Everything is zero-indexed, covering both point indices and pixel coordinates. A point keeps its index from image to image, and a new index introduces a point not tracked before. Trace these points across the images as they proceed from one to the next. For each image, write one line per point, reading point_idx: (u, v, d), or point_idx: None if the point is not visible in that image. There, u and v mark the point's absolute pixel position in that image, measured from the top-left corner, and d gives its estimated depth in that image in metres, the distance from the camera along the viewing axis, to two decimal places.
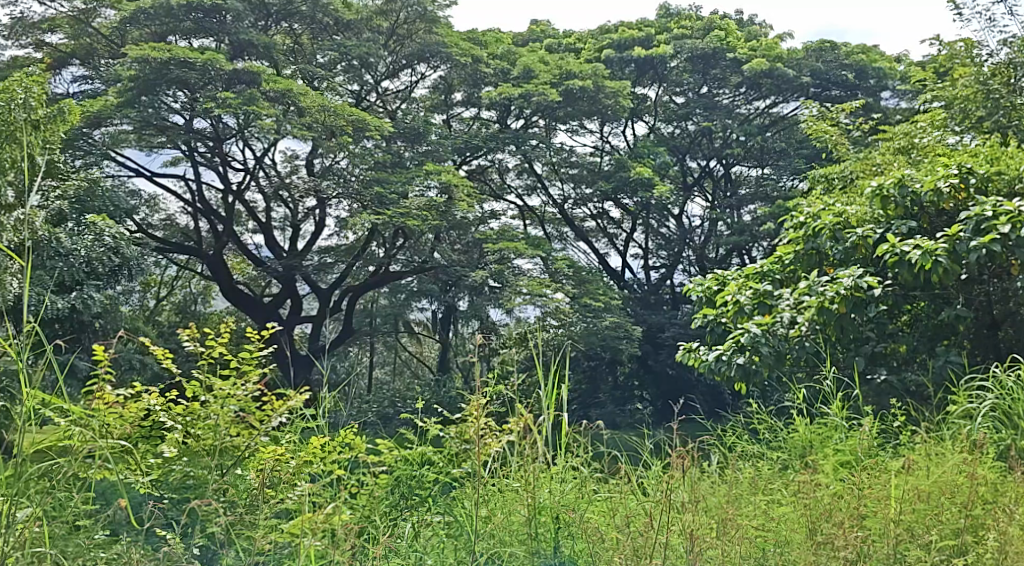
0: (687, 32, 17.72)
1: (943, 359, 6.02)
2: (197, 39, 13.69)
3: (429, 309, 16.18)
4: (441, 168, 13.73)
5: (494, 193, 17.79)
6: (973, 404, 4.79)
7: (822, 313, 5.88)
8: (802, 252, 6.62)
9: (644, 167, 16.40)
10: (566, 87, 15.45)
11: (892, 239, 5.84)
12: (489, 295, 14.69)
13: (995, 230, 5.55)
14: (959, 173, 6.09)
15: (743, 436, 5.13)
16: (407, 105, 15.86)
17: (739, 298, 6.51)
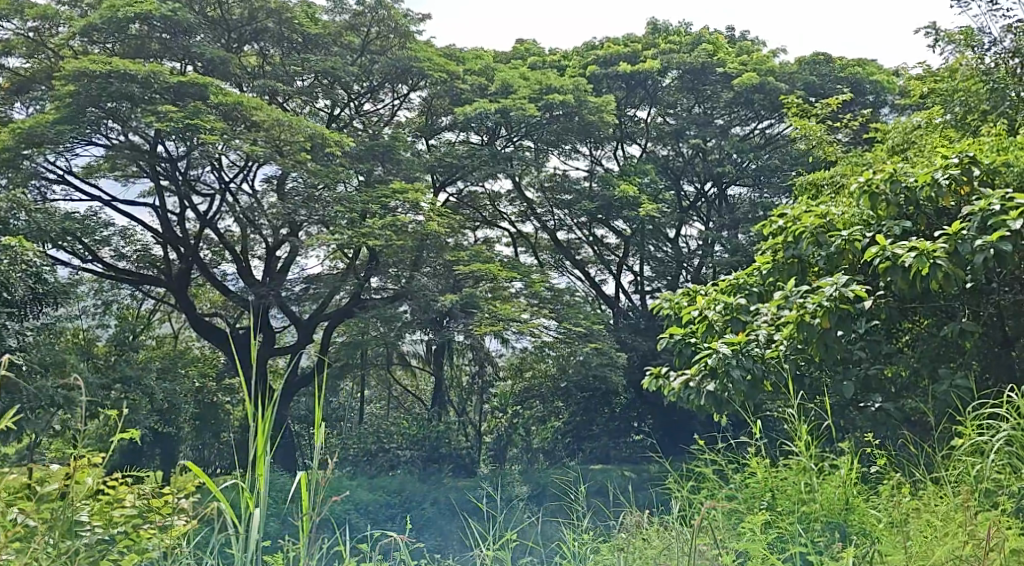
0: (675, 47, 16.88)
1: (948, 384, 5.15)
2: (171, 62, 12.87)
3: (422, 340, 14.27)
4: (408, 186, 12.81)
5: (486, 220, 17.00)
6: (983, 438, 3.96)
7: (802, 330, 5.06)
8: (782, 262, 5.80)
9: (630, 185, 15.58)
10: (546, 101, 14.50)
11: (882, 242, 4.99)
12: (463, 322, 13.60)
13: (1005, 226, 4.71)
14: (960, 163, 5.23)
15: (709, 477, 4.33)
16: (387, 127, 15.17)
17: (709, 316, 5.68)
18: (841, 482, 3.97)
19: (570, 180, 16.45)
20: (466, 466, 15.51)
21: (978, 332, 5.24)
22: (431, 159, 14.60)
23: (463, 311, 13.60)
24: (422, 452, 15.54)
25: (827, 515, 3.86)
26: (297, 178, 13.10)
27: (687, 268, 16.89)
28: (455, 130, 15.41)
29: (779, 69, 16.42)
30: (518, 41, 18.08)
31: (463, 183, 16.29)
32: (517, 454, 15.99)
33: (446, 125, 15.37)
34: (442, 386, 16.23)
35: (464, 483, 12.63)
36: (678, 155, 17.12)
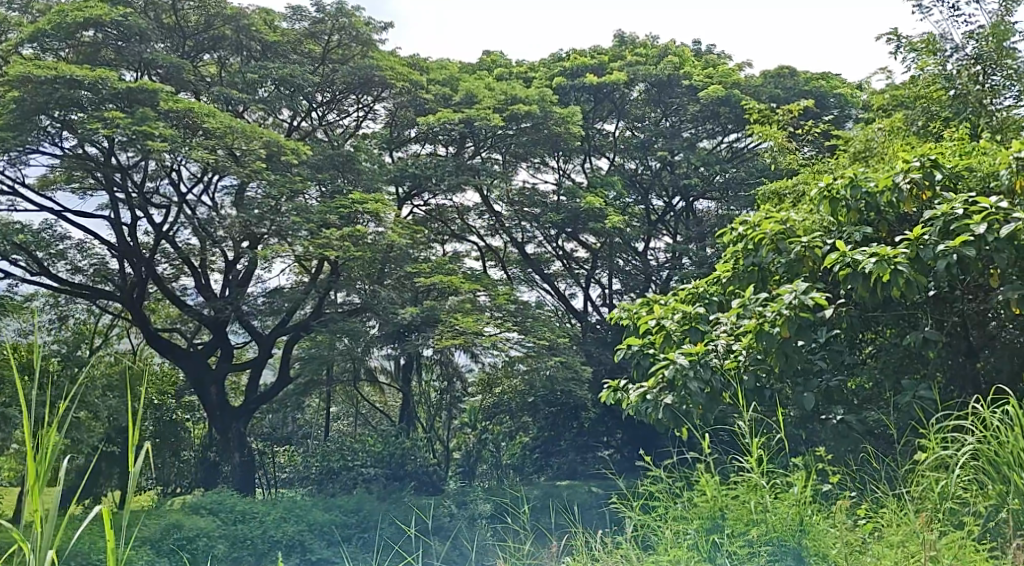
0: (641, 60, 16.76)
1: (911, 395, 5.01)
2: (134, 73, 12.42)
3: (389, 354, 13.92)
4: (369, 197, 12.31)
5: (455, 235, 16.64)
6: (948, 452, 3.82)
7: (761, 339, 4.91)
8: (742, 269, 5.64)
9: (596, 197, 15.42)
10: (510, 111, 14.28)
11: (842, 248, 4.83)
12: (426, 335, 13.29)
13: (968, 231, 4.56)
14: (921, 167, 5.07)
15: (661, 494, 4.17)
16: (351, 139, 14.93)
17: (667, 325, 5.48)
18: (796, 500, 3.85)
19: (538, 195, 16.05)
20: (433, 483, 15.00)
21: (940, 341, 5.09)
22: (394, 170, 14.35)
23: (426, 325, 13.28)
24: (387, 469, 14.92)
25: (780, 533, 3.74)
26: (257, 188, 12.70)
27: (655, 281, 16.72)
28: (422, 143, 15.16)
29: (744, 82, 16.35)
30: (484, 52, 17.81)
31: (429, 196, 16.00)
32: (487, 471, 15.65)
33: (413, 138, 15.10)
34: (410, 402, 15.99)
35: (425, 500, 12.31)
36: (646, 169, 16.93)
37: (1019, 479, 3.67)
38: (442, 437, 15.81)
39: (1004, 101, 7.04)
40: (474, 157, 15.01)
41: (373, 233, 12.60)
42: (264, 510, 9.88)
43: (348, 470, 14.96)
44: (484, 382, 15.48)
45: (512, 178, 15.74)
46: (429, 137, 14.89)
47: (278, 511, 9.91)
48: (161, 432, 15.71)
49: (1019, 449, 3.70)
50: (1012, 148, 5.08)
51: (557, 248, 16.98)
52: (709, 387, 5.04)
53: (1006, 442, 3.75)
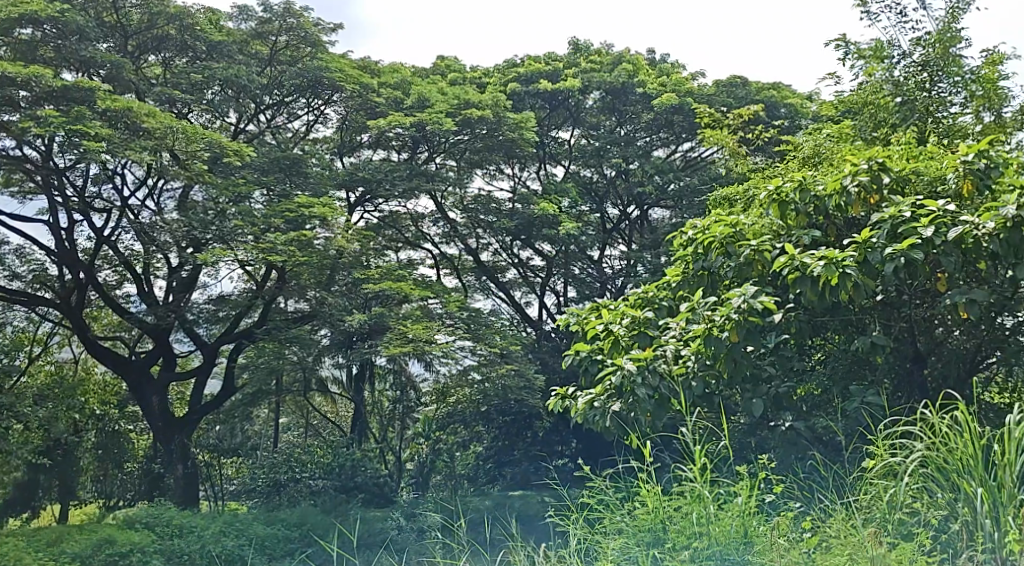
0: (596, 67, 16.67)
1: (860, 401, 4.94)
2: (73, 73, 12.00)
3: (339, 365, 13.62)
4: (317, 201, 12.05)
5: (409, 242, 16.35)
6: (897, 460, 3.73)
7: (709, 343, 4.80)
8: (691, 274, 5.53)
9: (550, 203, 15.26)
10: (464, 116, 14.10)
11: (790, 251, 4.74)
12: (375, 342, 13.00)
13: (916, 233, 4.48)
14: (870, 169, 4.99)
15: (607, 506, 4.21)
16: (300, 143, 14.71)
17: (615, 331, 5.31)
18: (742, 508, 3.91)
19: (493, 203, 15.70)
20: (384, 494, 14.70)
21: (889, 346, 5.03)
22: (343, 174, 14.13)
23: (372, 331, 12.97)
24: (336, 481, 14.58)
25: (722, 545, 3.83)
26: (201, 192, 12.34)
27: (610, 289, 16.51)
28: (377, 148, 14.94)
29: (697, 91, 16.33)
30: (439, 58, 17.50)
31: (383, 203, 15.69)
32: (441, 481, 15.51)
33: (367, 144, 14.86)
34: (361, 411, 15.71)
35: (373, 512, 12.04)
36: (600, 177, 16.82)
37: (968, 488, 3.62)
38: (395, 448, 15.59)
39: (950, 107, 7.09)
40: (427, 162, 14.79)
41: (320, 238, 12.32)
42: (204, 524, 9.56)
43: (296, 482, 14.62)
44: (437, 393, 15.10)
45: (467, 186, 15.55)
46: (380, 143, 14.67)
47: (218, 525, 9.59)
48: (104, 444, 15.16)
49: (966, 457, 3.65)
50: (959, 151, 5.02)
51: (512, 255, 16.74)
52: (658, 394, 4.90)
53: (954, 450, 3.69)
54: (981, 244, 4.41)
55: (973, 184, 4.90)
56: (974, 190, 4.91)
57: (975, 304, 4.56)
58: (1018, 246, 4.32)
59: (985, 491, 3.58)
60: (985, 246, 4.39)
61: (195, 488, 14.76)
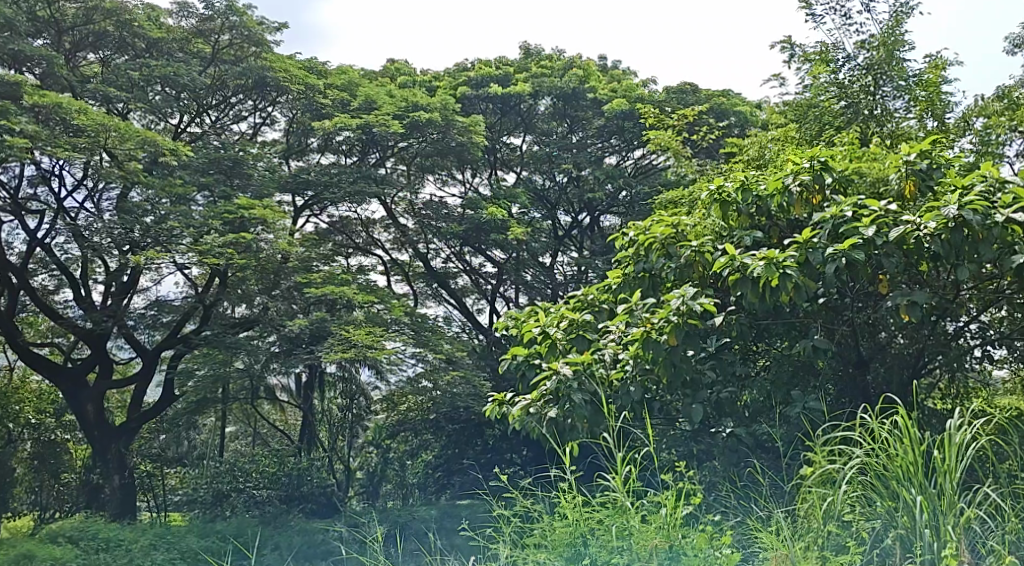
0: (547, 72, 16.51)
1: (801, 407, 4.83)
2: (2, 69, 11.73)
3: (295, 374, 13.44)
4: (258, 203, 11.76)
5: (360, 248, 16.12)
6: (835, 467, 3.60)
7: (648, 347, 4.67)
8: (632, 275, 5.38)
9: (498, 207, 14.90)
10: (412, 119, 13.83)
11: (731, 251, 4.63)
12: (312, 348, 12.60)
13: (858, 234, 4.38)
14: (812, 168, 4.87)
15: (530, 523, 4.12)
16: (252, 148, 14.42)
17: (553, 334, 5.12)
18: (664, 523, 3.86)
19: (444, 208, 15.42)
20: (330, 505, 14.37)
21: (830, 350, 4.93)
22: (286, 177, 13.82)
23: (312, 336, 12.55)
24: (280, 491, 14.26)
25: (642, 559, 3.75)
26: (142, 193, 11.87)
27: (562, 296, 15.84)
28: (327, 152, 14.56)
29: (647, 97, 16.23)
30: (388, 61, 17.13)
31: (332, 208, 15.37)
32: (391, 491, 15.12)
33: (316, 148, 14.44)
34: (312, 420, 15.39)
35: (315, 523, 11.73)
36: (552, 184, 16.69)
37: (906, 496, 3.50)
38: (346, 457, 14.96)
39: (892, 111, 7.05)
40: (377, 166, 14.52)
41: (258, 239, 11.94)
42: (133, 537, 9.21)
43: (239, 492, 14.22)
44: (387, 400, 14.74)
45: (417, 191, 15.33)
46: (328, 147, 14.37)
47: (149, 537, 9.24)
48: (39, 454, 14.79)
49: (905, 465, 3.53)
50: (901, 151, 4.92)
51: (464, 261, 16.28)
52: (595, 399, 4.74)
53: (893, 457, 3.57)
54: (922, 246, 4.32)
55: (915, 185, 4.80)
56: (916, 190, 4.80)
57: (917, 306, 4.46)
58: (959, 247, 4.23)
59: (924, 500, 3.46)
60: (927, 247, 4.30)
61: (132, 501, 14.30)
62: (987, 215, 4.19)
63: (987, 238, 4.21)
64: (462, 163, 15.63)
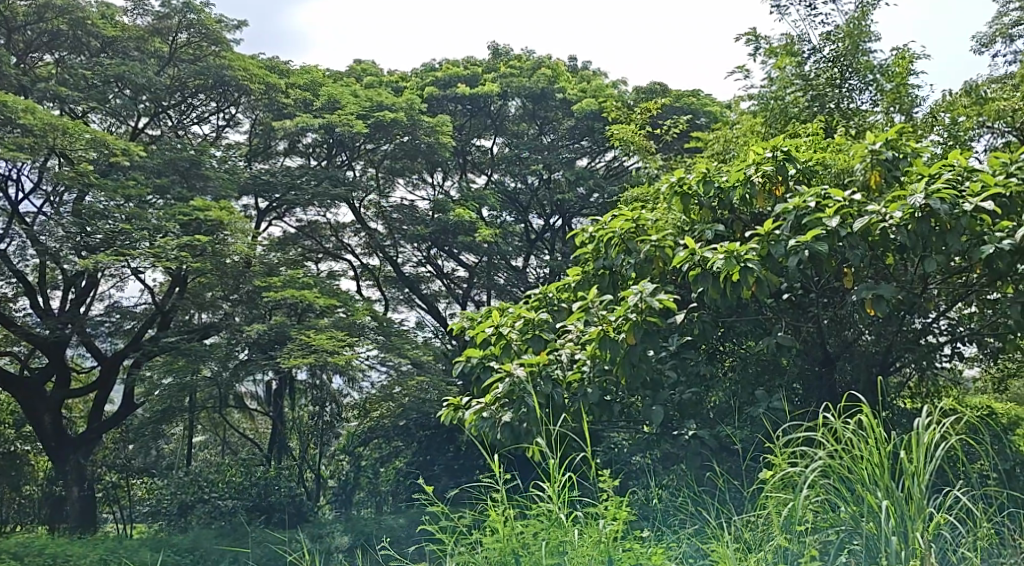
0: (515, 72, 16.25)
1: (763, 407, 4.64)
2: None
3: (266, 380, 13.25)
4: (214, 205, 11.47)
5: (329, 253, 15.68)
6: (797, 470, 3.40)
7: (605, 346, 4.46)
8: (592, 272, 5.19)
9: (465, 209, 14.55)
10: (376, 119, 13.60)
11: (690, 244, 4.44)
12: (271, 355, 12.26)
13: (821, 225, 4.20)
14: (774, 159, 4.71)
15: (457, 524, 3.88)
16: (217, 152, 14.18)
17: (507, 334, 4.89)
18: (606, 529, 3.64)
19: (411, 210, 14.99)
20: (300, 514, 13.87)
21: (794, 347, 4.75)
22: (246, 178, 13.51)
23: (271, 341, 12.19)
24: (247, 501, 13.78)
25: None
26: (98, 196, 11.37)
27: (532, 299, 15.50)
28: (293, 154, 14.42)
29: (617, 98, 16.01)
30: (355, 62, 16.79)
31: (300, 212, 15.13)
32: (364, 499, 14.48)
33: (282, 151, 14.32)
34: (280, 430, 14.86)
35: (279, 534, 11.42)
36: (524, 186, 16.33)
37: (872, 500, 3.28)
38: (316, 465, 14.71)
39: (858, 104, 6.94)
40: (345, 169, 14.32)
41: (212, 241, 11.58)
42: (82, 552, 8.94)
43: (204, 503, 13.85)
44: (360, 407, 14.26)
45: (387, 194, 15.10)
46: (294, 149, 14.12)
47: (98, 553, 8.96)
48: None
49: (871, 468, 3.30)
50: (867, 140, 4.75)
51: (434, 264, 15.84)
52: (548, 402, 4.52)
53: (858, 459, 3.34)
54: (888, 238, 4.15)
55: (881, 175, 4.62)
56: (882, 181, 4.63)
57: (882, 300, 4.28)
58: (926, 238, 4.06)
59: (891, 505, 3.23)
60: (893, 238, 4.13)
61: (92, 512, 14.01)
62: (954, 204, 4.03)
63: (955, 228, 4.03)
64: (431, 165, 15.36)
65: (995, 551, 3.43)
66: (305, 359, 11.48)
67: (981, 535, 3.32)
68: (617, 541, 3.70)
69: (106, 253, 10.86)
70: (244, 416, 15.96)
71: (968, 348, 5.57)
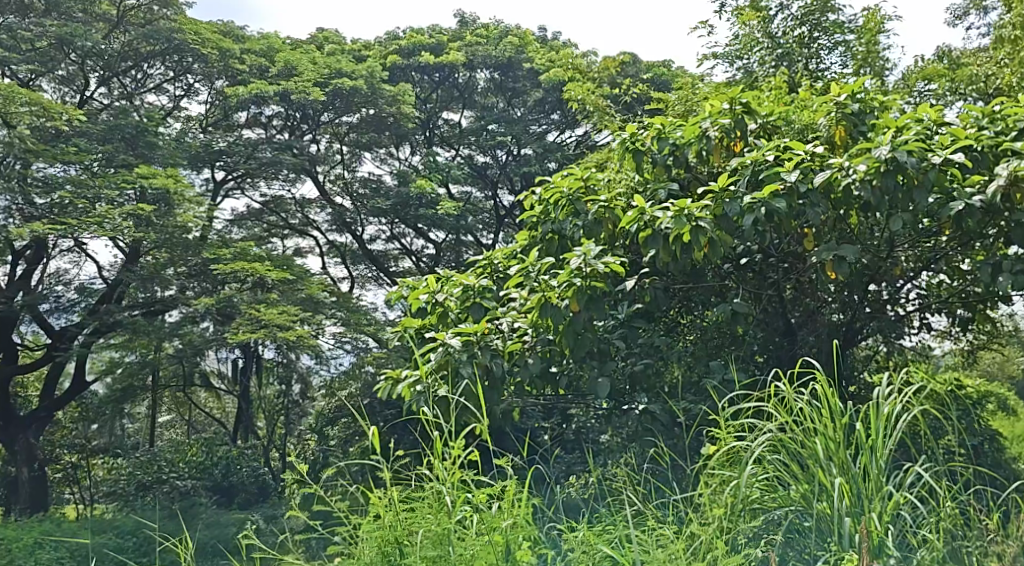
0: (481, 40, 15.80)
1: (717, 379, 4.35)
2: None
3: (231, 355, 12.93)
4: (160, 172, 11.05)
5: (293, 229, 14.93)
6: (743, 444, 3.09)
7: (546, 312, 4.13)
8: (538, 237, 4.82)
9: (427, 181, 14.08)
10: (334, 87, 13.24)
11: (640, 203, 4.12)
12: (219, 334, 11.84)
13: (779, 181, 3.94)
14: (732, 112, 4.38)
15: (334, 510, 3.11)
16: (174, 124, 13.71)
17: (444, 302, 4.56)
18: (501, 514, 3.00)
19: (374, 185, 14.53)
20: (263, 493, 13.42)
21: (751, 315, 4.44)
22: (197, 147, 12.98)
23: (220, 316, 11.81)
24: (208, 481, 13.38)
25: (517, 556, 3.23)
26: (53, 166, 10.95)
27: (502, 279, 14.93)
28: (253, 126, 13.98)
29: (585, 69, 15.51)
30: (317, 30, 16.27)
31: (263, 185, 14.38)
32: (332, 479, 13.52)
33: (243, 122, 13.91)
34: (249, 406, 14.58)
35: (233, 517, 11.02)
36: (494, 162, 15.71)
37: (824, 477, 2.98)
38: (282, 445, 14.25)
39: (826, 65, 6.66)
40: (308, 142, 13.96)
41: (153, 210, 11.09)
42: (16, 536, 8.60)
43: (162, 484, 13.41)
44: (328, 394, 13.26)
45: (355, 168, 14.74)
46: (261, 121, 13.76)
47: (30, 536, 8.65)
48: None
49: (824, 442, 3.01)
50: (831, 92, 4.44)
51: (400, 241, 15.22)
52: (487, 374, 4.15)
53: (810, 433, 3.04)
54: (851, 194, 3.87)
55: (846, 131, 4.33)
56: (848, 136, 4.36)
57: (844, 262, 3.99)
58: (892, 194, 3.79)
59: (845, 483, 2.94)
60: (856, 195, 3.86)
61: (43, 495, 13.66)
62: (923, 157, 3.76)
63: (922, 184, 3.78)
64: (400, 138, 14.78)
65: (959, 533, 3.14)
66: (257, 334, 11.08)
67: (944, 516, 3.03)
68: (549, 522, 3.39)
69: (44, 222, 10.38)
70: (210, 396, 15.64)
71: (939, 318, 5.28)
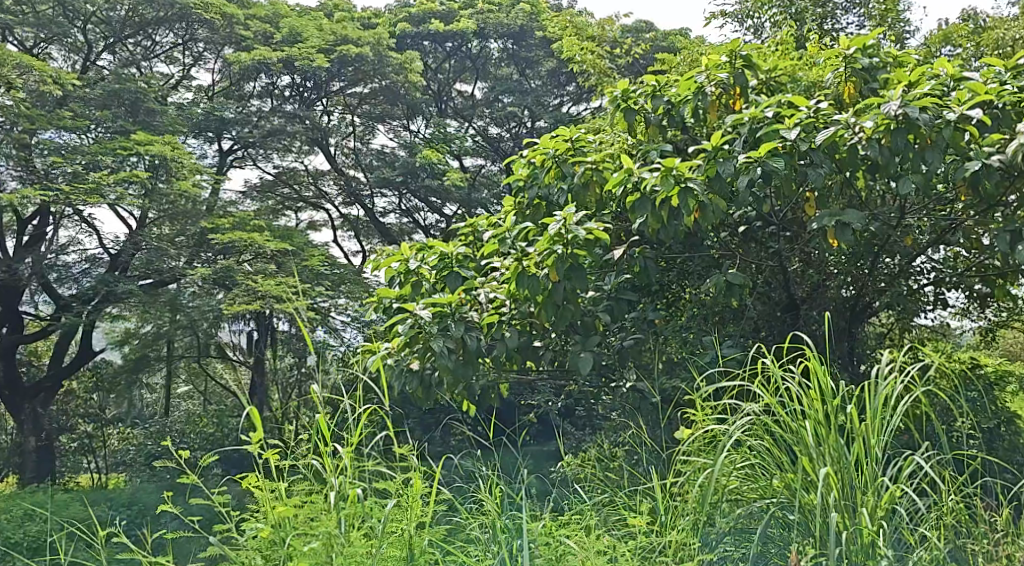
0: (493, 8, 15.43)
1: (711, 355, 4.06)
2: None
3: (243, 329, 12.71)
4: (158, 139, 10.82)
5: (308, 203, 14.39)
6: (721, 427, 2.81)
7: (522, 282, 3.85)
8: (524, 202, 4.54)
9: (435, 152, 13.66)
10: (339, 53, 12.95)
11: (627, 164, 3.83)
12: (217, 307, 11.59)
13: (778, 139, 3.64)
14: (731, 66, 4.07)
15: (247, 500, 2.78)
16: (181, 94, 13.38)
17: (419, 270, 4.28)
18: (409, 507, 2.72)
19: (386, 157, 14.13)
20: None
21: (748, 287, 4.14)
22: (200, 115, 12.68)
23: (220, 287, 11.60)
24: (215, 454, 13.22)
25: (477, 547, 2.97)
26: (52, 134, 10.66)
27: None
28: (264, 97, 13.59)
29: None
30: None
31: (276, 158, 13.95)
32: None
33: (253, 93, 13.47)
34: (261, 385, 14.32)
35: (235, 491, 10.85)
36: (506, 133, 15.35)
37: (810, 467, 2.68)
38: None
39: (843, 27, 6.39)
40: (319, 112, 13.60)
41: (150, 177, 10.87)
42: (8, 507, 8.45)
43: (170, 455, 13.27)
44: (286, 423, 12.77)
45: (368, 140, 14.29)
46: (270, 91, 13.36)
47: (24, 504, 8.62)
48: None
49: (813, 426, 2.69)
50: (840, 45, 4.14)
51: (413, 216, 14.76)
52: (461, 348, 3.88)
53: (798, 416, 2.73)
54: (856, 153, 3.57)
55: (855, 87, 4.04)
56: (857, 93, 4.05)
57: (848, 229, 3.68)
58: (901, 154, 3.48)
59: (834, 473, 2.63)
60: (862, 155, 3.56)
61: (49, 463, 13.48)
62: (936, 113, 3.45)
63: (936, 143, 3.48)
64: (413, 110, 14.34)
65: (963, 529, 2.84)
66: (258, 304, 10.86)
67: (946, 511, 2.75)
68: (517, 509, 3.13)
69: (35, 187, 10.13)
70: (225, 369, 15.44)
71: (955, 293, 4.95)
